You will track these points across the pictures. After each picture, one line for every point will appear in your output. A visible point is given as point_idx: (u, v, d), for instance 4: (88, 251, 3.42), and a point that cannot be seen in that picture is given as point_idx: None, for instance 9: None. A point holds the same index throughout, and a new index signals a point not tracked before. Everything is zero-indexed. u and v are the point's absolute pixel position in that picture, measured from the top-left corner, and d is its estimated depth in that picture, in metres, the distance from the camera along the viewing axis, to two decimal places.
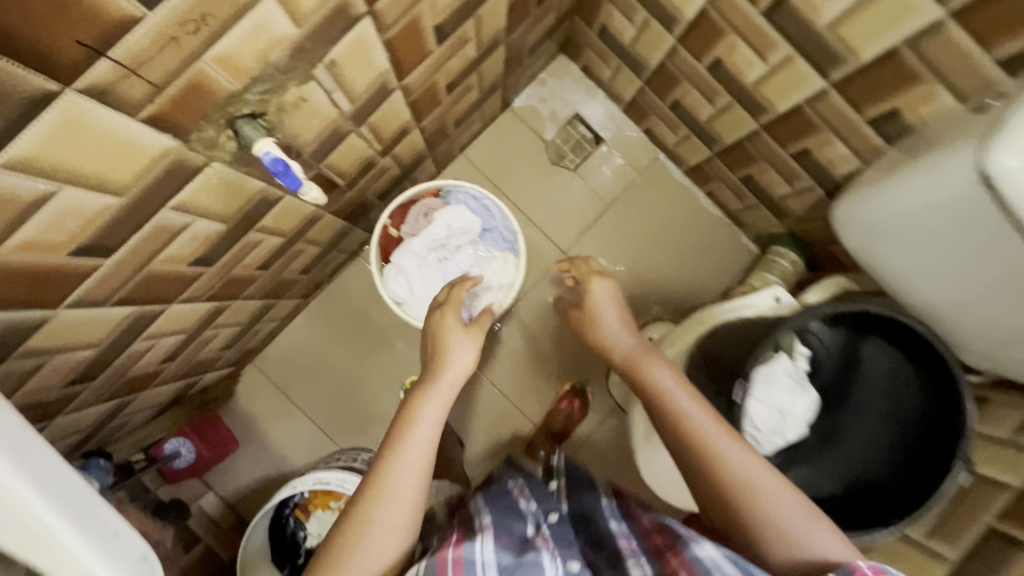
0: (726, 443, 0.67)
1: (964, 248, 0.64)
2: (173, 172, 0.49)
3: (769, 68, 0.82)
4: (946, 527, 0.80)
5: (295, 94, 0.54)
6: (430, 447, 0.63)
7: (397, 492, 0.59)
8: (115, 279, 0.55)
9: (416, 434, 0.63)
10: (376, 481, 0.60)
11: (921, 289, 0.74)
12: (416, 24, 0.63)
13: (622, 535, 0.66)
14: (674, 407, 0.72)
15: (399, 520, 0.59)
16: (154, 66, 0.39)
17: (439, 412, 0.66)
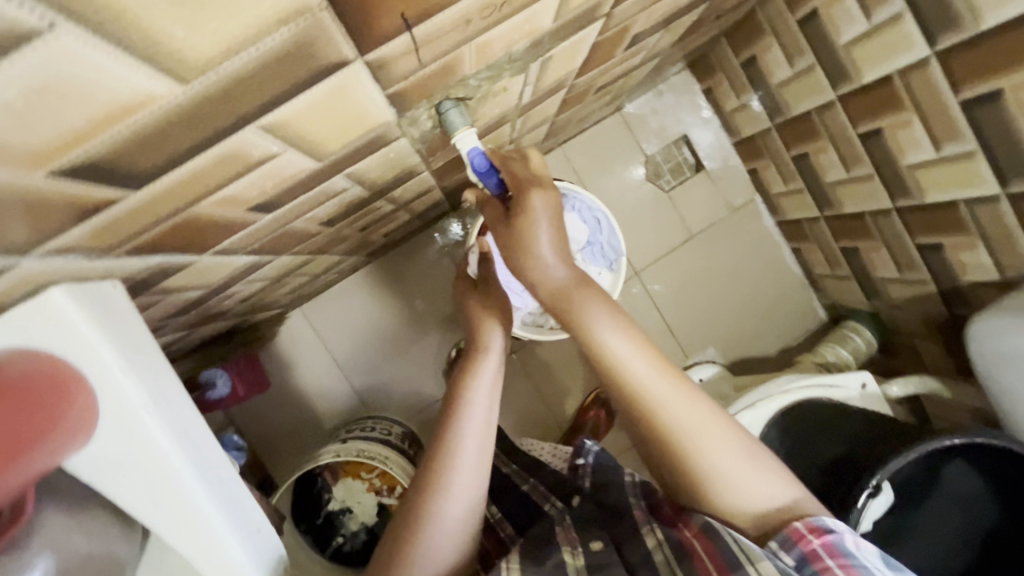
0: (694, 427, 0.54)
1: None
2: (371, 144, 0.44)
3: (938, 157, 0.77)
4: None
5: (504, 83, 0.49)
6: (465, 469, 0.61)
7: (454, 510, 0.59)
8: (261, 233, 0.51)
9: (462, 458, 0.61)
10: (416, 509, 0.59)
11: None
12: (620, 35, 0.59)
13: (638, 507, 0.66)
14: (635, 395, 0.55)
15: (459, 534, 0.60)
16: (433, 46, 0.33)
17: (469, 453, 0.62)
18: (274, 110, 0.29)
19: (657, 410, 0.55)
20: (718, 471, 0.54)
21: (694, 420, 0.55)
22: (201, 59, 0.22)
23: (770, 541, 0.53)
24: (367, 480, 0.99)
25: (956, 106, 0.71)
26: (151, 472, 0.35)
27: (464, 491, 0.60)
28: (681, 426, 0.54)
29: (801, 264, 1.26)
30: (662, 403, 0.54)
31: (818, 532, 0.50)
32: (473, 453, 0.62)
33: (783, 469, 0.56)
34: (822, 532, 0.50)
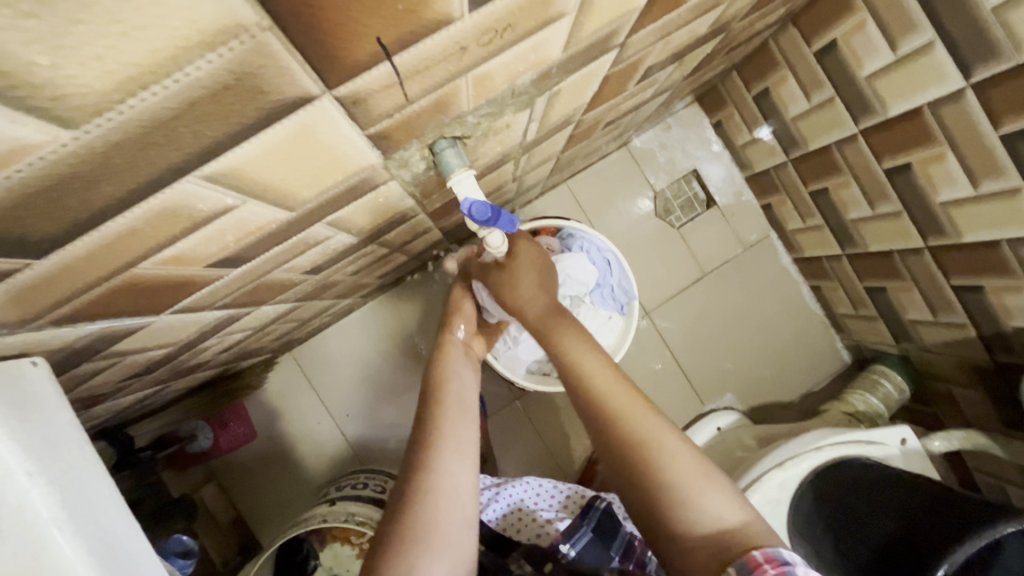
0: (653, 435, 0.49)
1: None
2: (354, 189, 0.39)
3: (976, 194, 0.71)
4: None
5: (506, 120, 0.44)
6: (458, 431, 0.55)
7: (451, 471, 0.52)
8: (232, 287, 0.45)
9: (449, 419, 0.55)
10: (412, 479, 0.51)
11: None
12: (634, 66, 0.54)
13: None
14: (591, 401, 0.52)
15: (467, 487, 0.52)
16: (421, 78, 0.27)
17: (457, 417, 0.56)
18: (218, 156, 0.23)
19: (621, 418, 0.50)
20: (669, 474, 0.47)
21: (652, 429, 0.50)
22: (91, 95, 0.16)
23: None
24: (357, 545, 0.89)
25: (996, 139, 0.65)
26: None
27: (462, 458, 0.53)
28: (641, 431, 0.49)
29: (822, 303, 1.19)
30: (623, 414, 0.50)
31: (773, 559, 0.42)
32: (465, 417, 0.57)
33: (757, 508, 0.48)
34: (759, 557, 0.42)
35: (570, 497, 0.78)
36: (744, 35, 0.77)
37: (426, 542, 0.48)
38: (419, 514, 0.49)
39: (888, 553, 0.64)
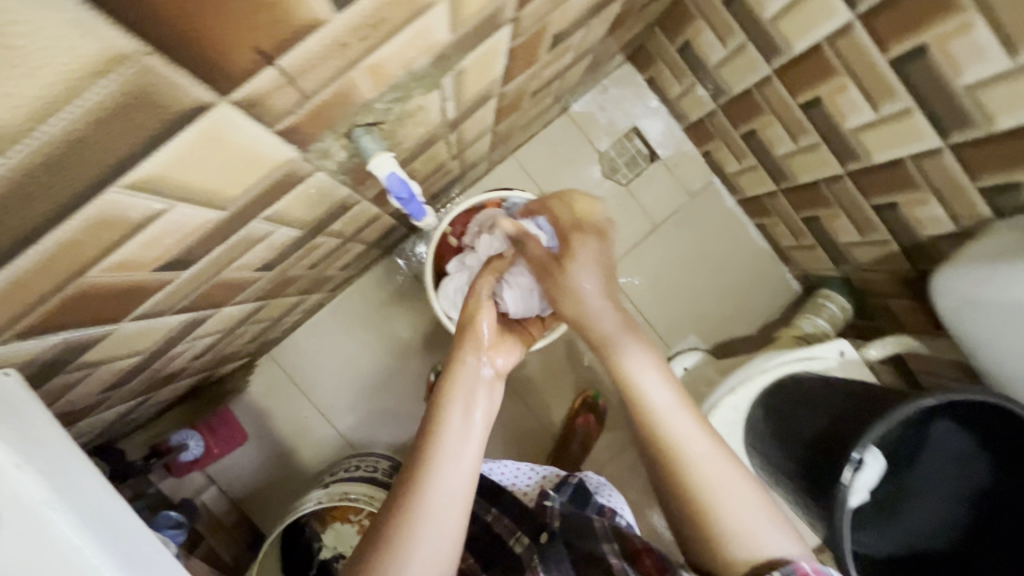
0: (720, 472, 0.58)
1: None
2: (281, 184, 0.42)
3: (877, 117, 0.77)
4: None
5: (418, 102, 0.47)
6: (461, 460, 0.58)
7: (446, 492, 0.57)
8: (186, 290, 0.48)
9: (456, 445, 0.59)
10: (409, 499, 0.56)
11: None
12: (539, 35, 0.57)
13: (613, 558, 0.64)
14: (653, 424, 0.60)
15: (460, 504, 0.57)
16: (314, 75, 0.31)
17: (462, 445, 0.59)
18: (136, 166, 0.26)
19: (686, 463, 0.58)
20: (711, 504, 0.57)
21: (732, 475, 0.58)
22: (6, 127, 0.19)
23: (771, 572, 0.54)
24: (357, 522, 0.95)
25: (885, 65, 0.70)
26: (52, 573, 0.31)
27: (459, 481, 0.57)
28: (700, 479, 0.58)
29: (767, 238, 1.26)
30: (684, 436, 0.59)
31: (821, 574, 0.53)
32: (473, 440, 0.60)
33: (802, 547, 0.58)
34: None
35: (546, 476, 0.88)
36: None
37: (408, 557, 0.53)
38: (413, 533, 0.54)
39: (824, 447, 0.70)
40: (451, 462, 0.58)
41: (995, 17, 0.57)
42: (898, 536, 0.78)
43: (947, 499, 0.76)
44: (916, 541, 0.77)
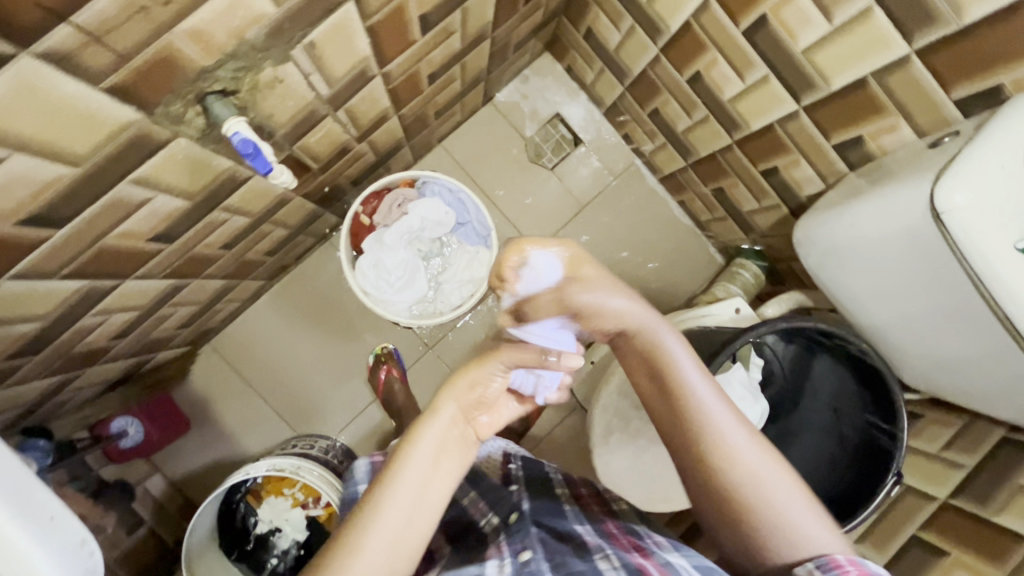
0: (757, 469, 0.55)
1: (903, 247, 0.61)
2: (136, 146, 0.47)
3: (744, 87, 0.83)
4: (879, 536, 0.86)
5: (271, 74, 0.53)
6: (421, 483, 0.56)
7: (403, 507, 0.55)
8: (66, 252, 0.53)
9: (416, 467, 0.57)
10: (365, 508, 0.55)
11: (865, 281, 0.71)
12: (400, 15, 0.62)
13: (589, 533, 0.61)
14: (713, 447, 0.56)
15: (420, 520, 0.55)
16: (119, 35, 0.36)
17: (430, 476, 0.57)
18: None
19: (731, 460, 0.55)
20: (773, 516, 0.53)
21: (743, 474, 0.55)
22: None
23: (804, 563, 0.51)
24: (290, 495, 1.00)
25: (739, 36, 0.77)
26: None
27: (419, 502, 0.56)
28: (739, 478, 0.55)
29: (689, 214, 1.32)
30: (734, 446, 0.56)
31: (859, 565, 0.49)
32: (438, 475, 0.58)
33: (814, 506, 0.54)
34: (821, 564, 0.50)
35: None
36: None
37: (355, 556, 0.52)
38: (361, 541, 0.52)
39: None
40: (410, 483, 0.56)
41: None
42: None
43: (827, 437, 0.81)
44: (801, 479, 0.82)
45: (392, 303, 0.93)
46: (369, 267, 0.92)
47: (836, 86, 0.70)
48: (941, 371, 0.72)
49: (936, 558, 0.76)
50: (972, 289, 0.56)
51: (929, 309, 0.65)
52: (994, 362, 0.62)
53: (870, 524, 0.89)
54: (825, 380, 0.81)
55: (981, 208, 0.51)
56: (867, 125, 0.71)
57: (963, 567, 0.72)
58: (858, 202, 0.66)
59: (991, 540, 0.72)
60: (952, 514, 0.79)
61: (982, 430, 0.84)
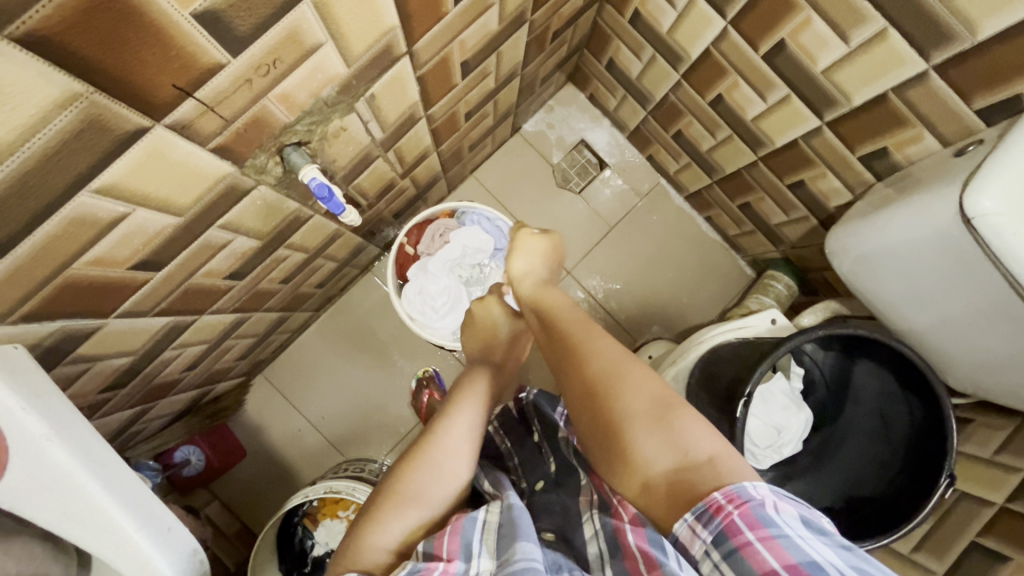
0: (687, 419, 0.53)
1: (935, 253, 0.63)
2: (226, 195, 0.53)
3: (766, 107, 0.87)
4: (936, 543, 0.85)
5: (338, 124, 0.59)
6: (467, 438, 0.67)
7: (453, 451, 0.65)
8: (160, 292, 0.59)
9: (460, 419, 0.68)
10: (420, 452, 0.64)
11: (899, 288, 0.73)
12: (446, 63, 0.68)
13: (586, 490, 0.65)
14: (630, 387, 0.56)
15: (460, 464, 0.65)
16: (228, 104, 0.42)
17: (474, 423, 0.69)
18: (97, 175, 0.38)
19: (655, 407, 0.54)
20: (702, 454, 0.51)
21: (691, 420, 0.53)
22: (4, 145, 0.31)
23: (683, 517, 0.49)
24: (345, 517, 1.04)
25: (759, 61, 0.81)
26: (56, 476, 0.41)
27: (464, 446, 0.66)
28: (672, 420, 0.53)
29: (717, 229, 1.35)
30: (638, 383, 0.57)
31: (738, 501, 0.46)
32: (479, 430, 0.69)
33: (708, 423, 0.53)
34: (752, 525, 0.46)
35: None
36: (562, 21, 0.93)
37: (408, 503, 0.60)
38: (411, 488, 0.61)
39: (730, 393, 0.81)
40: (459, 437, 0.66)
41: (825, 12, 0.68)
42: (835, 493, 0.83)
43: (873, 444, 0.82)
44: (851, 486, 0.82)
45: (437, 327, 0.98)
46: (414, 296, 0.97)
47: (858, 102, 0.73)
48: (989, 373, 0.72)
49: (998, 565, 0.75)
50: (1008, 291, 0.58)
51: (970, 313, 0.66)
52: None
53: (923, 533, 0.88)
54: (867, 387, 0.82)
55: (1013, 213, 0.53)
56: (891, 137, 0.74)
57: None
58: (889, 213, 0.68)
59: None
60: (1013, 519, 0.77)
61: None
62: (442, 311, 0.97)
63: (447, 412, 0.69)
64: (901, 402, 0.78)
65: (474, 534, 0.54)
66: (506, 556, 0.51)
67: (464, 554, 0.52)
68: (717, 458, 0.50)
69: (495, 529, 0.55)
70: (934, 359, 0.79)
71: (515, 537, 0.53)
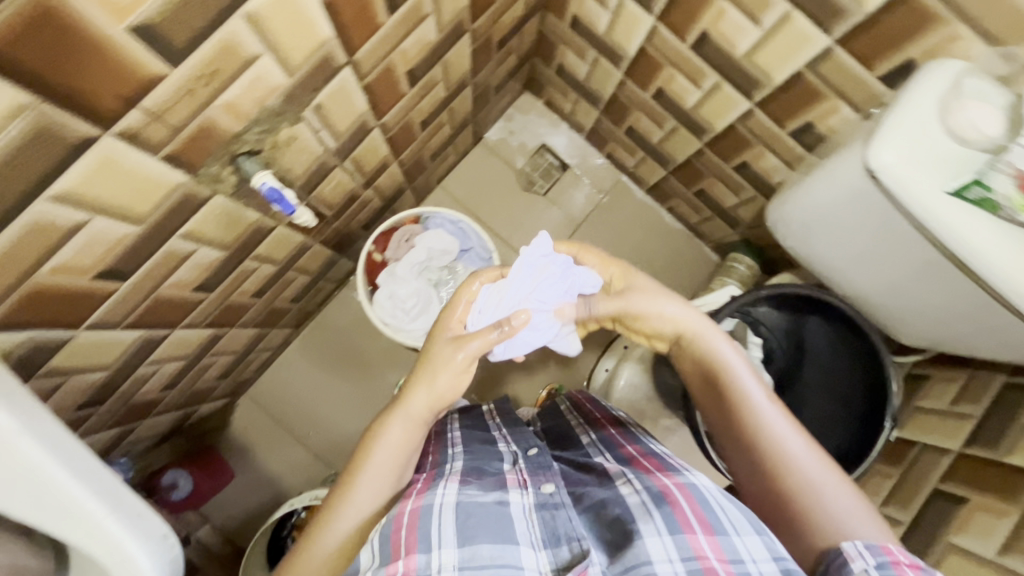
0: (806, 457, 0.60)
1: (861, 211, 0.66)
2: (183, 204, 0.57)
3: (702, 94, 0.93)
4: (903, 495, 0.88)
5: (288, 133, 0.63)
6: (399, 453, 0.64)
7: (379, 466, 0.63)
8: (128, 303, 0.62)
9: (393, 430, 0.64)
10: (354, 470, 0.63)
11: (837, 249, 0.76)
12: (390, 72, 0.73)
13: (610, 463, 0.65)
14: (777, 446, 0.61)
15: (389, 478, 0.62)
16: (173, 113, 0.46)
17: (408, 432, 0.65)
18: (52, 183, 0.41)
19: (779, 446, 0.61)
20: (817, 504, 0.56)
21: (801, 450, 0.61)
22: None
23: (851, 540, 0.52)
24: None
25: (688, 52, 0.87)
26: (23, 469, 0.43)
27: (393, 459, 0.63)
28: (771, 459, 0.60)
29: (680, 219, 1.40)
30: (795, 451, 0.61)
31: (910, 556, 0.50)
32: (414, 439, 0.65)
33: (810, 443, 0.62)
34: (831, 558, 0.52)
35: None
36: (506, 30, 0.99)
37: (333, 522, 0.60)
38: (339, 507, 0.61)
39: None
40: (390, 449, 0.64)
41: None
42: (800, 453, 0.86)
43: (828, 402, 0.86)
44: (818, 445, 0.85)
45: (409, 328, 1.01)
46: (385, 299, 1.01)
47: (779, 80, 0.79)
48: (927, 318, 0.76)
49: (957, 508, 0.78)
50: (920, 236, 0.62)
51: (900, 263, 0.70)
52: (970, 300, 0.66)
53: (891, 487, 0.91)
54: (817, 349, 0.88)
55: (910, 166, 0.57)
56: (813, 111, 0.79)
57: (983, 510, 0.74)
58: (809, 182, 0.71)
59: (1006, 482, 0.74)
60: (971, 462, 0.80)
61: (987, 380, 0.87)
62: (413, 311, 1.00)
63: (384, 423, 0.65)
64: (847, 354, 0.85)
65: (432, 525, 0.53)
66: (469, 551, 0.50)
67: (423, 546, 0.51)
68: (816, 497, 0.57)
69: (452, 510, 0.54)
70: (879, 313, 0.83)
71: (477, 526, 0.53)
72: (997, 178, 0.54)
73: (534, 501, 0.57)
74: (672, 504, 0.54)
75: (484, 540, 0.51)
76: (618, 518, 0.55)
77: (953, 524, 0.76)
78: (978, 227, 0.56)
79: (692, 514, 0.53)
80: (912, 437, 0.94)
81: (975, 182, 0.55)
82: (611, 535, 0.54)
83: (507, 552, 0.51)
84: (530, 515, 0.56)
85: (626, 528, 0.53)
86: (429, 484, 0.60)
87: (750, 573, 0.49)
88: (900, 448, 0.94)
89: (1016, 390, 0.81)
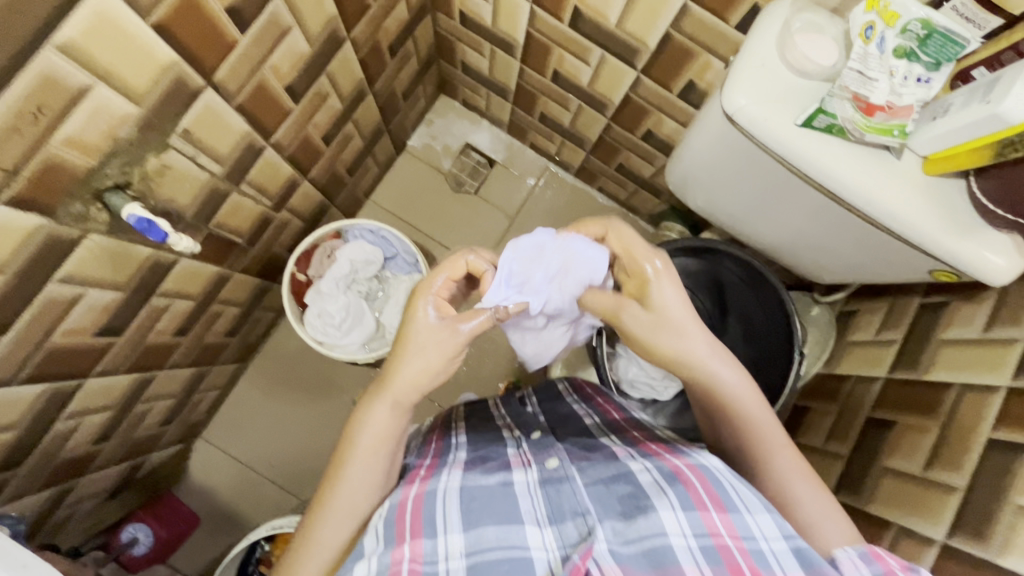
0: (800, 484, 0.57)
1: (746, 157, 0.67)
2: (50, 247, 0.56)
3: (593, 69, 0.94)
4: (844, 429, 0.89)
5: (157, 161, 0.63)
6: (371, 462, 0.57)
7: (355, 479, 0.56)
8: (14, 357, 0.61)
9: (363, 438, 0.57)
10: (326, 487, 0.57)
11: (738, 202, 0.77)
12: (264, 88, 0.73)
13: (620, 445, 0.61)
14: (772, 469, 0.58)
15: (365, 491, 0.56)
16: (3, 154, 0.46)
17: (383, 431, 0.58)
18: None
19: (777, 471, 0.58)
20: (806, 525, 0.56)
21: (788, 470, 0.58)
22: None
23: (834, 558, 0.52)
24: None
25: (567, 30, 0.88)
26: None
27: (369, 468, 0.57)
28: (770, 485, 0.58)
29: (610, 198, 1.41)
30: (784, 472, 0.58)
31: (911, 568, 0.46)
32: (391, 441, 0.58)
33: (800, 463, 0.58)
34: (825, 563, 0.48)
35: None
36: (395, 35, 1.00)
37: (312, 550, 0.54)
38: (317, 531, 0.55)
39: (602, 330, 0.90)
40: (364, 460, 0.57)
41: None
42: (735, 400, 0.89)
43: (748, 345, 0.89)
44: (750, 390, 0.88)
45: (344, 342, 1.01)
46: (314, 317, 1.00)
47: (653, 44, 0.80)
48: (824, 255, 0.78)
49: (889, 432, 0.79)
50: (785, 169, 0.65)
51: (790, 207, 0.71)
52: (862, 236, 0.68)
53: (833, 423, 0.92)
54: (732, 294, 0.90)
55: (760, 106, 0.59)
56: (691, 69, 0.80)
57: (911, 429, 0.75)
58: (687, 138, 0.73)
59: (927, 398, 0.75)
60: (897, 385, 0.82)
61: (906, 304, 0.88)
62: (344, 325, 1.00)
63: (352, 428, 0.58)
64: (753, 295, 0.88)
65: (437, 508, 0.50)
66: (474, 535, 0.48)
67: (428, 531, 0.48)
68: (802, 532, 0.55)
69: (457, 493, 0.52)
70: (785, 257, 0.84)
71: (482, 509, 0.50)
72: (838, 104, 0.57)
73: (538, 477, 0.53)
74: (685, 484, 0.50)
75: (489, 522, 0.48)
76: (629, 492, 0.50)
77: (887, 448, 0.78)
78: (834, 155, 0.59)
79: (705, 493, 0.49)
80: (848, 372, 0.95)
81: (819, 110, 0.57)
82: (619, 507, 0.50)
83: (511, 533, 0.48)
84: (534, 492, 0.52)
85: (639, 504, 0.49)
86: (432, 470, 0.57)
87: (763, 551, 0.45)
88: (838, 384, 0.96)
89: (930, 309, 0.83)
